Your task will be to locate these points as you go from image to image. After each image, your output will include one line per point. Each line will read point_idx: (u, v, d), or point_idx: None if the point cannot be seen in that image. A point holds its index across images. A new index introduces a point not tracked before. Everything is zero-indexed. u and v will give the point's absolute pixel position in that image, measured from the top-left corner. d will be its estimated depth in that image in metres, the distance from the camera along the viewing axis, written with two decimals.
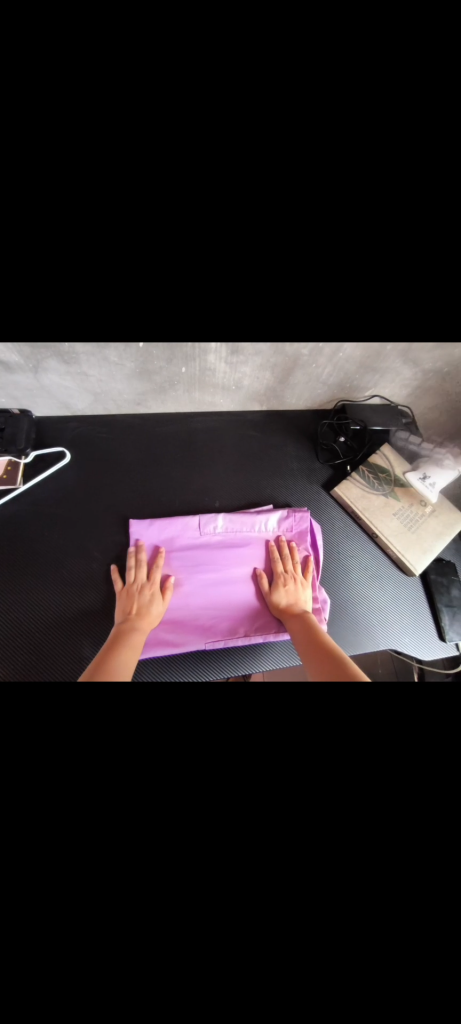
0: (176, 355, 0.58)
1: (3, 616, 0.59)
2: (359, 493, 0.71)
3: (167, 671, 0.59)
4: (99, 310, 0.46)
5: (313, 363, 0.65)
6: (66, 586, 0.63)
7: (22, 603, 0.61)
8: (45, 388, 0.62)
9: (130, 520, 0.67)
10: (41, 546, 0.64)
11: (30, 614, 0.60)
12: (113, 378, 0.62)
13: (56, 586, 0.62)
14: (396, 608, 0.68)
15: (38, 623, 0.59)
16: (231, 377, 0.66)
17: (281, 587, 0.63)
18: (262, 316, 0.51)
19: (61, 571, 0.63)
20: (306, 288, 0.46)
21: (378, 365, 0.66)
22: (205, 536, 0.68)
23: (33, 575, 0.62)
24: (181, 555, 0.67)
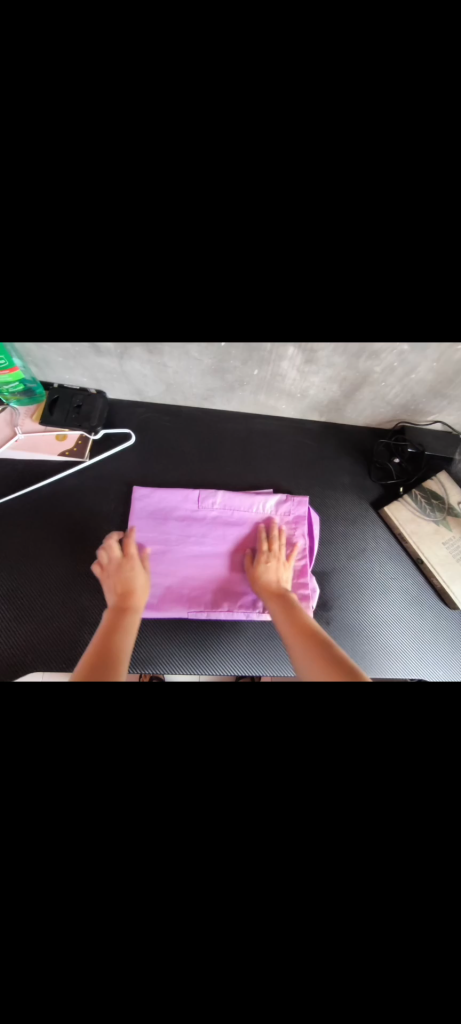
0: (253, 357, 0.61)
1: (44, 608, 0.63)
2: (408, 515, 0.70)
3: (198, 657, 0.61)
4: (196, 309, 0.49)
5: (382, 381, 0.65)
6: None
7: (68, 576, 0.65)
8: (125, 373, 0.66)
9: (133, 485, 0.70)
10: (90, 534, 0.67)
11: (67, 608, 0.64)
12: (188, 371, 0.65)
13: (94, 582, 0.65)
14: (433, 637, 0.66)
15: (79, 596, 0.64)
16: (298, 385, 0.67)
17: (263, 563, 0.64)
18: (347, 329, 0.52)
19: (101, 566, 0.66)
20: (400, 307, 0.46)
21: (449, 390, 0.66)
22: (203, 509, 0.70)
23: (81, 550, 0.66)
24: (175, 523, 0.69)
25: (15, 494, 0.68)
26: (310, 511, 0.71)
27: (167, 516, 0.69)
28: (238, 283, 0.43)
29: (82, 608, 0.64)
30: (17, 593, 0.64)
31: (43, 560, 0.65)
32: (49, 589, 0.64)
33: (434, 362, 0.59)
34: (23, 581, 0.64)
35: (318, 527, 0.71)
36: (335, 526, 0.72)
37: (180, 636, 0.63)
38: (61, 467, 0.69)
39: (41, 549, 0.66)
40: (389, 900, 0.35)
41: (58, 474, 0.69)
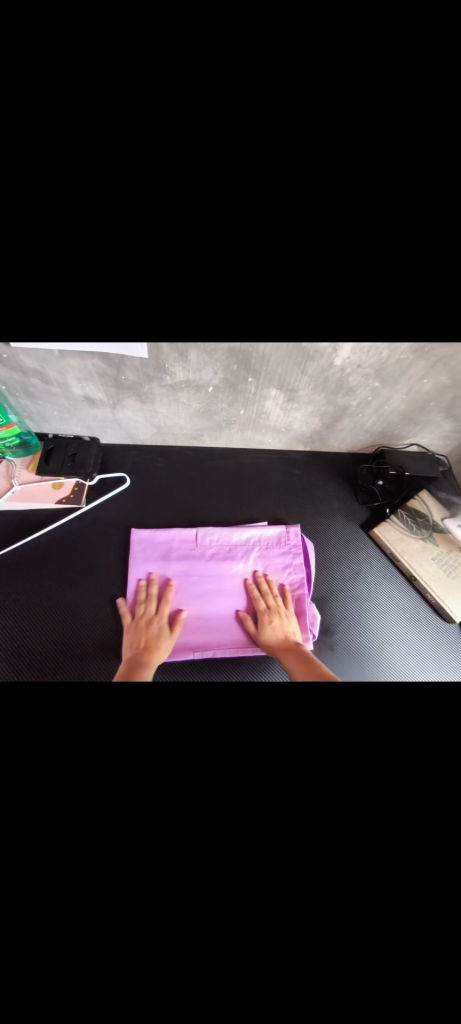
0: (238, 399, 0.65)
1: (54, 635, 0.63)
2: (398, 535, 0.73)
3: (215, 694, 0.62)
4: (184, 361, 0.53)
5: (360, 413, 0.70)
6: (109, 613, 0.66)
7: (69, 625, 0.64)
8: (117, 421, 0.69)
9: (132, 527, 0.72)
10: (92, 566, 0.69)
11: (77, 630, 0.64)
12: (178, 415, 0.69)
13: (103, 601, 0.66)
14: (435, 652, 0.67)
15: (80, 647, 0.63)
16: (283, 421, 0.72)
17: (266, 624, 0.64)
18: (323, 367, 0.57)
19: (108, 586, 0.67)
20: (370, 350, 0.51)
21: (420, 417, 0.71)
22: (202, 548, 0.72)
23: (82, 598, 0.66)
24: (175, 565, 0.70)
25: (15, 541, 0.68)
26: (304, 541, 0.73)
27: (167, 558, 0.70)
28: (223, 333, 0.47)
29: (92, 629, 0.64)
30: (17, 646, 0.62)
31: (51, 585, 0.66)
32: (49, 639, 0.63)
33: (404, 394, 0.64)
34: (23, 634, 0.63)
35: (313, 552, 0.73)
36: (328, 550, 0.75)
37: (185, 675, 0.63)
38: (58, 514, 0.71)
39: (49, 575, 0.67)
40: (394, 884, 0.41)
41: (55, 522, 0.70)
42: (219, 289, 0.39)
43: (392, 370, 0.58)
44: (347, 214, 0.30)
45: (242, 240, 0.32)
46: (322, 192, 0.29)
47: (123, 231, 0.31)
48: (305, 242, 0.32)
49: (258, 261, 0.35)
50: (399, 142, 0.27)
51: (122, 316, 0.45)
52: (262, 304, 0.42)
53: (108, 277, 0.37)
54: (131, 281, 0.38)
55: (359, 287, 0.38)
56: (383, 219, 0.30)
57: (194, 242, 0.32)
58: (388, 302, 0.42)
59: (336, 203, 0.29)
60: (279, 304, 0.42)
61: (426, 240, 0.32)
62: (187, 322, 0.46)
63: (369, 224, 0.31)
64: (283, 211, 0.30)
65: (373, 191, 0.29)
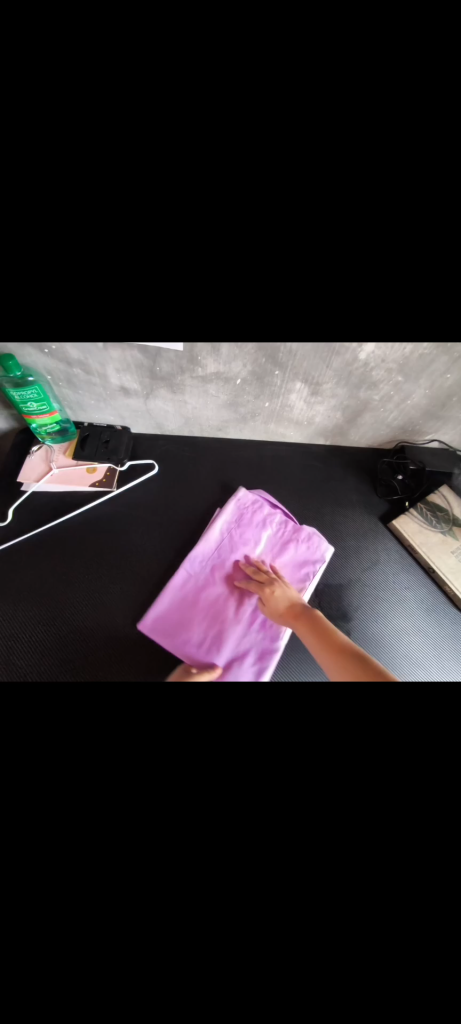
0: (264, 392, 0.68)
1: (85, 608, 0.67)
2: (417, 528, 0.74)
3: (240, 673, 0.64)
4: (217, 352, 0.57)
5: (382, 407, 0.72)
6: (137, 589, 0.69)
7: (98, 599, 0.68)
8: (149, 411, 0.73)
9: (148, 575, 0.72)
10: (122, 547, 0.73)
11: (107, 605, 0.68)
12: (206, 406, 0.72)
13: (131, 580, 0.70)
14: (452, 644, 0.68)
15: (109, 619, 0.66)
16: (305, 414, 0.74)
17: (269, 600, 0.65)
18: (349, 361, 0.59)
19: (136, 567, 0.71)
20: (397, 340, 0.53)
21: (442, 412, 0.72)
22: (201, 563, 0.72)
23: (112, 574, 0.70)
24: (179, 594, 0.69)
25: (52, 521, 0.73)
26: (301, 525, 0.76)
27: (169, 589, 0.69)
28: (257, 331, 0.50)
29: (120, 605, 0.68)
30: (51, 617, 0.66)
31: (83, 563, 0.71)
32: (81, 611, 0.67)
33: (427, 389, 0.66)
34: (57, 607, 0.67)
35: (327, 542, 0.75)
36: (347, 541, 0.76)
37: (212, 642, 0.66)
38: (91, 497, 0.75)
39: (82, 553, 0.72)
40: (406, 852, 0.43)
41: (88, 505, 0.74)
42: (255, 301, 0.42)
43: (416, 364, 0.60)
44: (385, 227, 0.31)
45: (280, 258, 0.34)
46: (363, 202, 0.31)
47: (172, 253, 0.34)
48: (343, 256, 0.34)
49: (294, 275, 0.36)
50: (446, 159, 0.28)
51: (164, 318, 0.48)
52: (294, 315, 0.45)
53: (157, 289, 0.41)
54: (174, 292, 0.41)
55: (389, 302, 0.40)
56: (419, 231, 0.32)
57: (236, 258, 0.35)
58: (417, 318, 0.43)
59: (376, 214, 0.31)
60: (311, 314, 0.44)
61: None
62: (222, 325, 0.50)
63: (405, 235, 0.33)
64: (324, 221, 0.31)
65: (413, 201, 0.30)
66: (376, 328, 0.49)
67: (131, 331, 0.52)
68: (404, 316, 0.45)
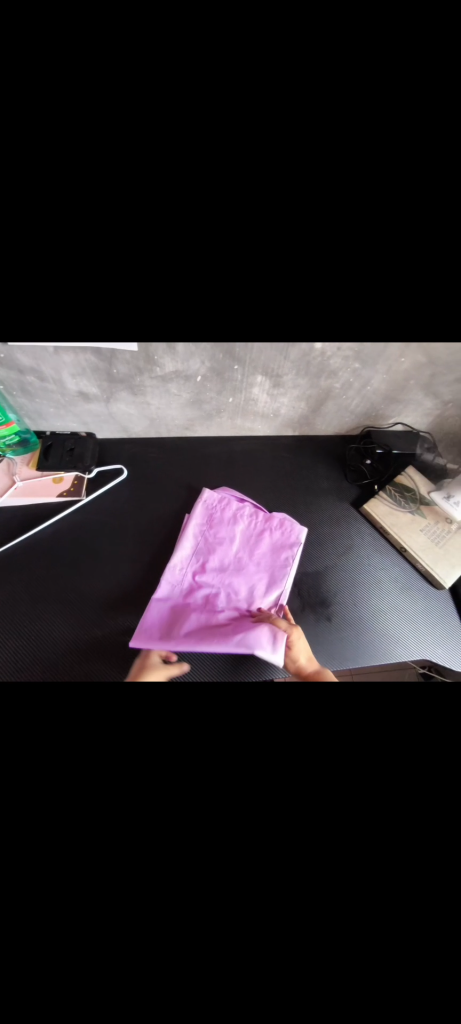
0: (226, 387, 0.68)
1: (61, 620, 0.66)
2: (387, 509, 0.76)
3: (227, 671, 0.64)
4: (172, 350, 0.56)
5: (344, 394, 0.73)
6: (115, 596, 0.68)
7: (75, 610, 0.67)
8: (112, 415, 0.72)
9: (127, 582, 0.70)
10: (95, 555, 0.71)
11: (84, 615, 0.66)
12: (170, 406, 0.71)
13: (107, 587, 0.69)
14: (428, 619, 0.70)
15: (88, 629, 0.65)
16: (270, 407, 0.75)
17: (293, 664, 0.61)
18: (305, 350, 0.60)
19: (112, 573, 0.70)
20: (349, 326, 0.53)
21: (402, 395, 0.74)
22: (180, 567, 0.71)
23: (87, 584, 0.69)
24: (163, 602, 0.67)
25: (20, 535, 0.71)
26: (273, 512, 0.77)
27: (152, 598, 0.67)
28: (208, 321, 0.50)
29: (98, 613, 0.67)
30: (26, 633, 0.64)
31: (57, 575, 0.69)
32: (58, 624, 0.65)
33: (385, 373, 0.68)
34: (32, 622, 0.65)
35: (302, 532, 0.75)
36: (322, 527, 0.78)
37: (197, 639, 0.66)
38: (60, 507, 0.73)
39: (54, 565, 0.70)
40: None
41: (58, 515, 0.73)
42: (200, 291, 0.42)
43: (370, 350, 0.61)
44: (315, 221, 0.33)
45: (221, 245, 0.35)
46: (291, 198, 0.32)
47: (109, 238, 0.34)
48: (276, 246, 0.35)
49: (237, 262, 0.38)
50: (363, 151, 0.29)
51: (112, 315, 0.47)
52: (241, 302, 0.45)
53: (100, 281, 0.40)
54: (118, 282, 0.41)
55: (330, 285, 0.42)
56: (350, 223, 0.33)
57: (175, 244, 0.35)
58: (358, 304, 0.45)
59: (304, 209, 0.32)
60: (258, 301, 0.45)
61: (384, 240, 0.35)
62: (173, 319, 0.50)
63: (336, 226, 0.34)
64: (256, 210, 0.32)
65: (340, 196, 0.31)
66: (324, 318, 0.50)
67: (80, 333, 0.50)
68: (350, 303, 0.46)
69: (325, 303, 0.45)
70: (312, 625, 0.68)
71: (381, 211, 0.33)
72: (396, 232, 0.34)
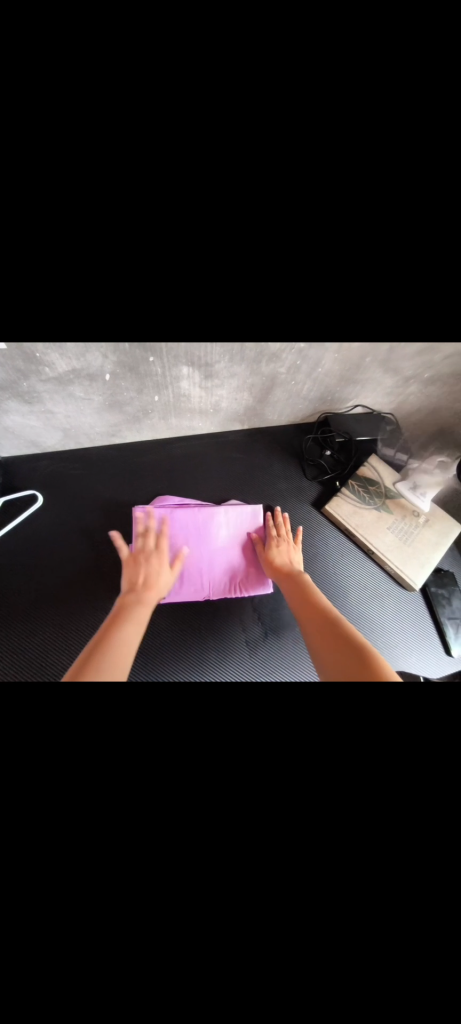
0: (147, 384, 0.55)
1: None
2: (350, 508, 0.68)
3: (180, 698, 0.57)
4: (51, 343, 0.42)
5: (292, 380, 0.62)
6: (39, 652, 0.57)
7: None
8: (8, 429, 0.58)
9: (52, 628, 0.59)
10: (11, 599, 0.60)
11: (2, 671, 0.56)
12: (81, 412, 0.58)
13: (30, 634, 0.58)
14: (400, 624, 0.65)
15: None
16: (208, 402, 0.63)
17: (274, 549, 0.63)
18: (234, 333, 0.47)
19: (35, 617, 0.59)
20: None
21: (358, 376, 0.64)
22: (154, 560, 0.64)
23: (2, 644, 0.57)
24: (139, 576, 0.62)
25: None
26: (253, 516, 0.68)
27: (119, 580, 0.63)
28: (96, 330, 0.37)
29: (21, 666, 0.56)
30: None
31: None
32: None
33: (336, 353, 0.57)
34: None
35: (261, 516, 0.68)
36: None
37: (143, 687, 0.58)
38: None
39: None
40: None
41: None
42: (71, 302, 0.30)
43: None
44: (190, 207, 0.24)
45: (60, 247, 0.24)
46: (145, 175, 0.22)
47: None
48: (155, 241, 0.25)
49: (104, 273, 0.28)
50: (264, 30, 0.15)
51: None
52: (126, 315, 0.34)
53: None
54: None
55: (240, 293, 0.31)
56: (241, 211, 0.24)
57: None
58: (283, 311, 0.35)
59: (170, 181, 0.22)
60: (155, 312, 0.34)
61: (303, 198, 0.24)
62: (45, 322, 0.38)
63: (222, 202, 0.24)
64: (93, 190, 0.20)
65: (218, 163, 0.22)
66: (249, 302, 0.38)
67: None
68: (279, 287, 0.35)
69: (237, 311, 0.35)
70: (276, 652, 0.62)
71: None
72: (316, 199, 0.24)
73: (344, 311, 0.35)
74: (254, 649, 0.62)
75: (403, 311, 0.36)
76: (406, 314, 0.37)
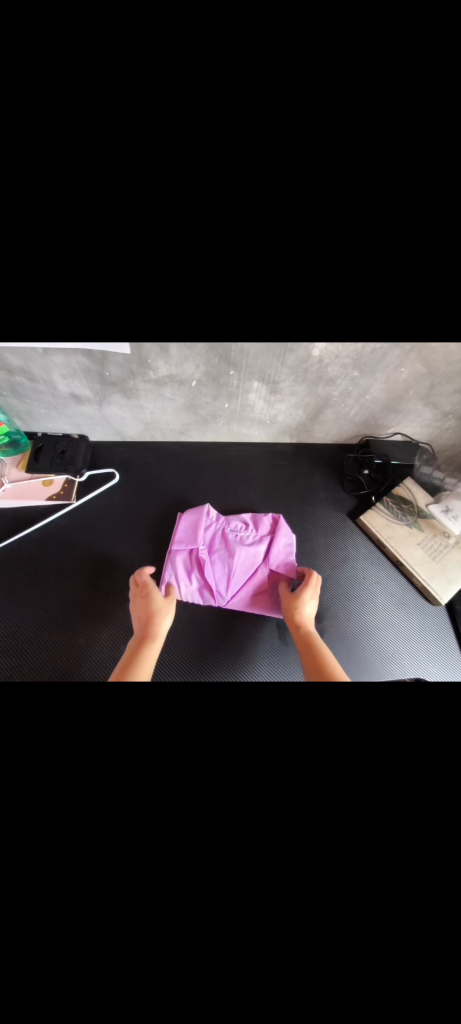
0: (222, 393, 0.67)
1: (43, 623, 0.64)
2: (383, 522, 0.75)
3: (211, 668, 0.63)
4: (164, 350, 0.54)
5: (342, 403, 0.72)
6: (99, 606, 0.66)
7: (57, 632, 0.64)
8: (105, 417, 0.71)
9: (110, 585, 0.68)
10: (80, 556, 0.70)
11: (67, 616, 0.65)
12: (164, 411, 0.70)
13: (93, 587, 0.67)
14: (424, 635, 0.68)
15: (68, 656, 0.62)
16: (267, 414, 0.73)
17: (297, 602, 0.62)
18: (302, 355, 0.58)
19: (98, 576, 0.68)
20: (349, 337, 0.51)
21: (401, 405, 0.73)
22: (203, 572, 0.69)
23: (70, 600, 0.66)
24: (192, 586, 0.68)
25: (16, 534, 0.70)
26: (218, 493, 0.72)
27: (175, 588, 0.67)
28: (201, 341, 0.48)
29: (83, 612, 0.65)
30: (11, 634, 0.63)
31: (41, 576, 0.68)
32: (35, 654, 0.61)
33: (384, 383, 0.66)
34: (16, 624, 0.64)
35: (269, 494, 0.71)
36: (314, 541, 0.76)
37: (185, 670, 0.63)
38: (51, 510, 0.73)
39: (39, 567, 0.69)
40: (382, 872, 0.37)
41: (44, 520, 0.72)
42: (192, 313, 0.40)
43: (369, 359, 0.59)
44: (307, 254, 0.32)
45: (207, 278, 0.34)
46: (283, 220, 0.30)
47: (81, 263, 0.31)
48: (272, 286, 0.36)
49: (226, 298, 0.37)
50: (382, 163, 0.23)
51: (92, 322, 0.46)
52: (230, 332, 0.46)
53: (86, 301, 0.37)
54: (94, 307, 0.39)
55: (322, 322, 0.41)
56: None
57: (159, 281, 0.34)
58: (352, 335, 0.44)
59: (297, 235, 0.30)
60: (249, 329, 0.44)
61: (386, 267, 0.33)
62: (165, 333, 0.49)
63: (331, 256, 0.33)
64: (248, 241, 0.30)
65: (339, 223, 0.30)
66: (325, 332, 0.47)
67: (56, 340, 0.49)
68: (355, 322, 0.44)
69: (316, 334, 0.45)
70: None
71: (379, 249, 0.30)
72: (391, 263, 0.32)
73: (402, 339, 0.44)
74: (283, 635, 0.67)
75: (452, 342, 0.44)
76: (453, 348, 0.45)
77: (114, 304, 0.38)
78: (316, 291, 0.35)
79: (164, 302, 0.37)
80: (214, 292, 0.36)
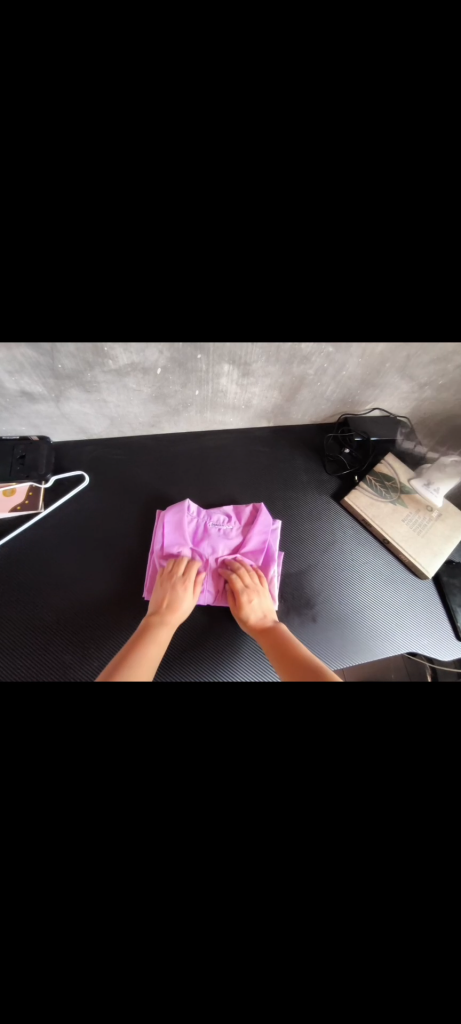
0: (191, 379, 0.62)
1: (22, 640, 0.60)
2: (368, 501, 0.74)
3: (206, 668, 0.61)
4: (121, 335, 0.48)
5: (318, 381, 0.68)
6: (82, 616, 0.62)
7: (40, 647, 0.60)
8: (65, 415, 0.65)
9: (92, 594, 0.64)
10: (55, 566, 0.65)
11: (48, 630, 0.61)
12: (130, 403, 0.65)
13: (73, 598, 0.63)
14: (413, 609, 0.69)
15: (55, 672, 0.58)
16: (241, 398, 0.69)
17: (245, 602, 0.60)
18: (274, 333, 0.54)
19: (77, 585, 0.64)
20: None
21: (378, 380, 0.71)
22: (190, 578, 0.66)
23: (49, 613, 0.62)
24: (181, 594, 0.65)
25: None
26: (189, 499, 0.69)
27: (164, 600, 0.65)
28: (160, 324, 0.43)
29: (65, 624, 0.61)
30: None
31: (15, 591, 0.63)
32: (18, 673, 0.57)
33: (360, 357, 0.63)
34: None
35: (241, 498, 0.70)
36: (300, 527, 0.74)
37: (180, 666, 0.60)
38: (17, 522, 0.67)
39: (12, 580, 0.64)
40: None
41: (11, 531, 0.66)
42: (145, 298, 0.36)
43: None
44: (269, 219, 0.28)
45: None
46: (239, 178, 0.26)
47: None
48: None
49: (182, 276, 0.32)
50: None
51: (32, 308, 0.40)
52: (193, 314, 0.41)
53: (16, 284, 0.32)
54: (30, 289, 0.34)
55: (290, 303, 0.38)
56: None
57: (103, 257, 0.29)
58: (321, 313, 0.41)
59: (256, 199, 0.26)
60: (211, 309, 0.40)
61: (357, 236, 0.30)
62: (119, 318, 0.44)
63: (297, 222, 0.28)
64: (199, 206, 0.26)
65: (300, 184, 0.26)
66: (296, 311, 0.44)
67: None
68: None
69: (286, 311, 0.40)
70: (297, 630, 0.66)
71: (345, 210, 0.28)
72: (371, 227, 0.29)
73: (376, 311, 0.41)
74: None
75: (429, 312, 0.41)
76: (429, 315, 0.42)
77: (54, 285, 0.33)
78: (283, 264, 0.31)
79: (111, 278, 0.32)
80: (169, 266, 0.31)
